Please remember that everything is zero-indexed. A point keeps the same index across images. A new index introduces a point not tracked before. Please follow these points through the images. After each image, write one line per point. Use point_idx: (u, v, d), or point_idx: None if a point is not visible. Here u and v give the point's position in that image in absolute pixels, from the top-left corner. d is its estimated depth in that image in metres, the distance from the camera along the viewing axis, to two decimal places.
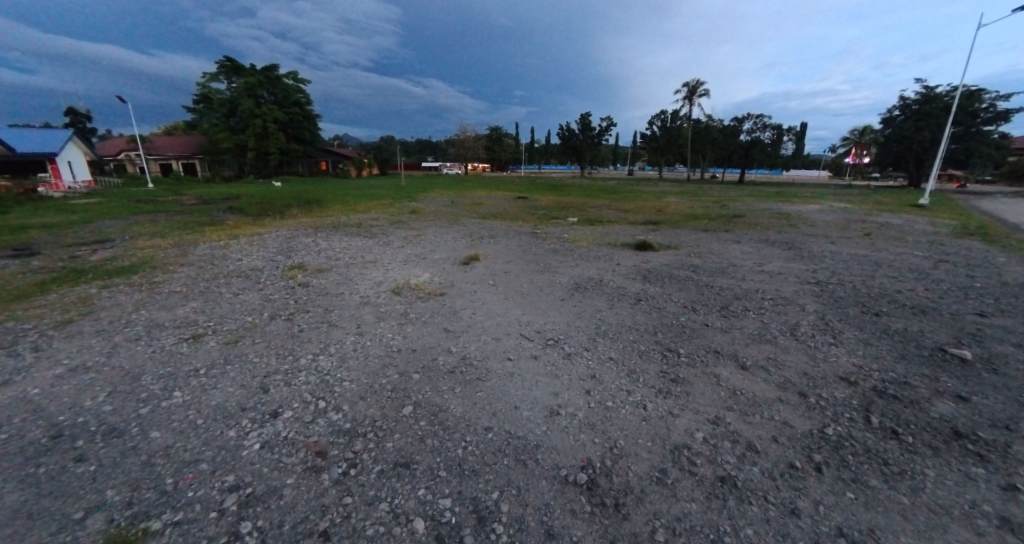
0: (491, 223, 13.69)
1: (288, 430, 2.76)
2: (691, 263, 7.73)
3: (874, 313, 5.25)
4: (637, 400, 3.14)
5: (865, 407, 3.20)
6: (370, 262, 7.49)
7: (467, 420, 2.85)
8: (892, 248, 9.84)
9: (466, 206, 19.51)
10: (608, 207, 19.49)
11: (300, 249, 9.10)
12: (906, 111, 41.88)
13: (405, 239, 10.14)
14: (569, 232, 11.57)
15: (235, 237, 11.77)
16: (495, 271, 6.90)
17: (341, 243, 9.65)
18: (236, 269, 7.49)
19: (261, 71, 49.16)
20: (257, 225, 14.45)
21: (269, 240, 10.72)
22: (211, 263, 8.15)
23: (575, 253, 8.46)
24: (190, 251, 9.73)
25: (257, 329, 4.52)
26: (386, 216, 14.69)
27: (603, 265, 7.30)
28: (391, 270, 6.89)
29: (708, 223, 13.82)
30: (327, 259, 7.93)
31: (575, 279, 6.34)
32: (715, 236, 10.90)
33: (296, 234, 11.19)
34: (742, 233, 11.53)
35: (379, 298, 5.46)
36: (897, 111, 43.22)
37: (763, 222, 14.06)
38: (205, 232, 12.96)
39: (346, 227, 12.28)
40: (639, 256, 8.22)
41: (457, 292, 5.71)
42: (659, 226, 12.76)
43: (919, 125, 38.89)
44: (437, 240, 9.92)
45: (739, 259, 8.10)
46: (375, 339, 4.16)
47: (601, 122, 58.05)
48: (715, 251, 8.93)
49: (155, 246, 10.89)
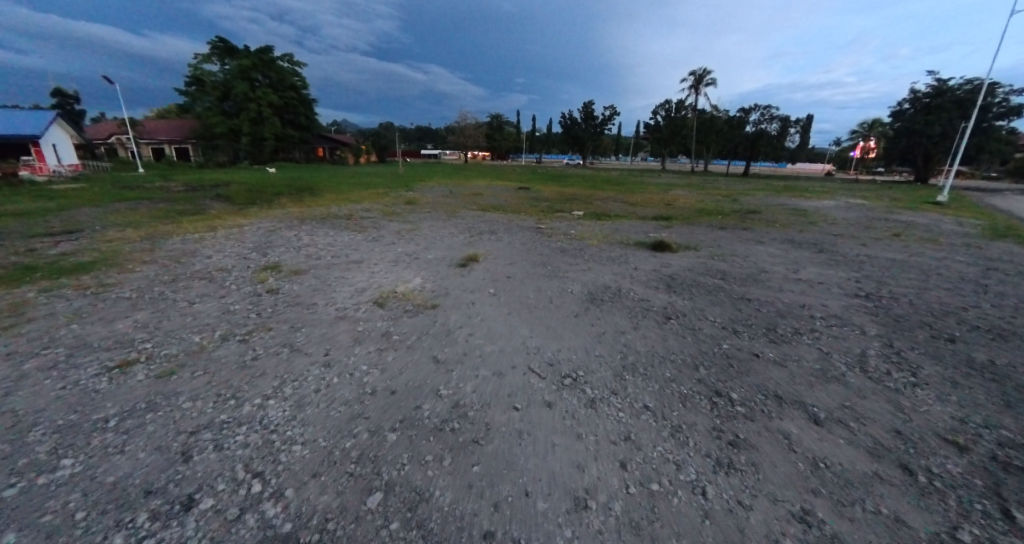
0: (491, 215, 12.79)
1: (199, 535, 1.91)
2: (716, 267, 6.86)
3: (949, 338, 4.37)
4: (691, 481, 2.30)
5: (997, 490, 2.36)
6: (355, 264, 6.57)
7: (458, 517, 2.01)
8: (928, 252, 9.00)
9: (466, 196, 18.54)
10: (614, 200, 18.59)
11: (279, 245, 8.20)
12: (916, 105, 40.77)
13: (398, 234, 9.25)
14: (577, 229, 10.59)
15: (214, 228, 10.87)
16: (496, 275, 6.02)
17: (326, 239, 8.69)
18: (203, 270, 6.59)
19: (255, 54, 47.58)
20: (241, 214, 13.52)
21: (249, 232, 9.82)
22: (177, 261, 7.27)
23: (585, 254, 7.59)
24: (160, 246, 8.80)
25: (203, 356, 3.66)
26: (379, 207, 13.79)
27: (619, 269, 6.41)
28: (377, 273, 6.01)
29: (723, 219, 12.89)
30: (306, 258, 7.02)
31: (588, 288, 5.46)
32: (734, 235, 10.03)
33: (280, 227, 10.25)
34: (763, 231, 10.65)
35: (358, 312, 4.55)
36: (907, 105, 42.07)
37: (782, 220, 13.08)
38: (183, 224, 11.97)
39: (334, 220, 11.29)
40: (657, 258, 7.34)
41: (451, 304, 4.79)
42: (672, 223, 11.83)
43: (930, 119, 37.80)
44: (432, 236, 9.05)
45: (769, 263, 7.23)
46: (344, 374, 3.29)
47: (604, 112, 56.82)
48: (740, 254, 8.01)
49: (124, 239, 9.94)
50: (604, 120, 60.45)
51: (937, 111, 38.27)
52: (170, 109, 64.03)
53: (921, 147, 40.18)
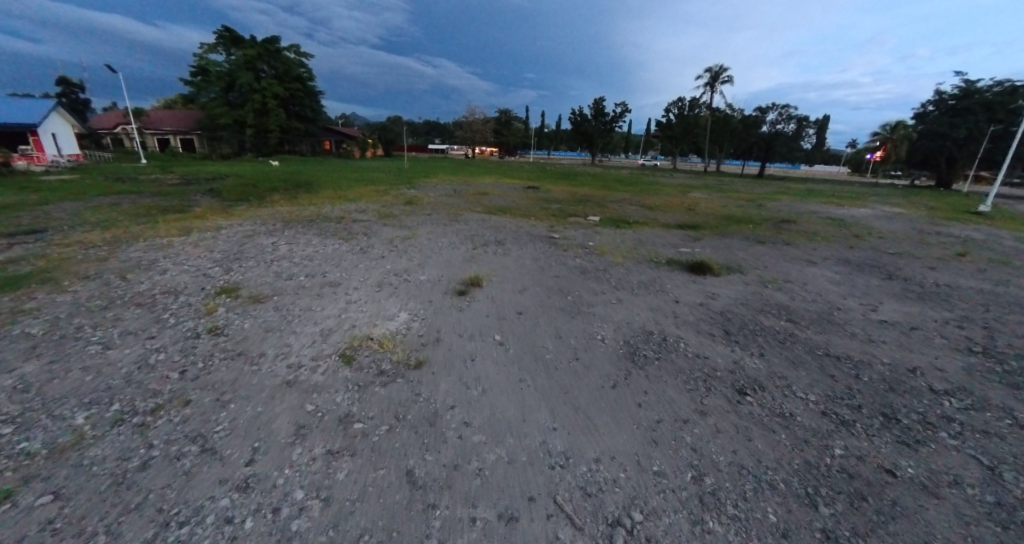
0: (498, 220, 11.60)
1: None
2: (774, 300, 5.59)
3: None
4: None
5: None
6: (329, 287, 5.35)
7: None
8: (1010, 278, 7.67)
9: (471, 196, 17.37)
10: (629, 203, 17.32)
11: (251, 256, 7.04)
12: (941, 107, 39.06)
13: (391, 243, 8.08)
14: (595, 240, 9.29)
15: (188, 230, 9.73)
16: (503, 309, 4.79)
17: (306, 248, 7.50)
18: (147, 292, 5.40)
19: (261, 44, 46.50)
20: (226, 214, 12.41)
21: (224, 237, 8.67)
22: (124, 276, 6.11)
23: (611, 276, 6.32)
24: (119, 253, 7.68)
25: (69, 458, 2.47)
26: (376, 208, 12.66)
27: (656, 302, 5.16)
28: (355, 303, 4.81)
29: (755, 230, 11.60)
30: (275, 277, 5.85)
31: (623, 333, 4.22)
32: (776, 251, 8.76)
33: (260, 232, 9.08)
34: (807, 247, 9.36)
35: (314, 374, 3.32)
36: (932, 106, 40.19)
37: (823, 233, 11.66)
38: (159, 224, 10.85)
39: (323, 223, 10.10)
40: (698, 284, 6.08)
41: (443, 361, 3.56)
42: (700, 234, 10.58)
43: (957, 122, 35.96)
44: (430, 246, 7.87)
45: (835, 295, 5.95)
46: (264, 513, 2.08)
47: (615, 108, 55.20)
48: (793, 279, 6.73)
49: (84, 242, 8.81)
50: (616, 117, 58.85)
51: (964, 114, 36.38)
52: (176, 99, 63.27)
53: (945, 151, 38.47)
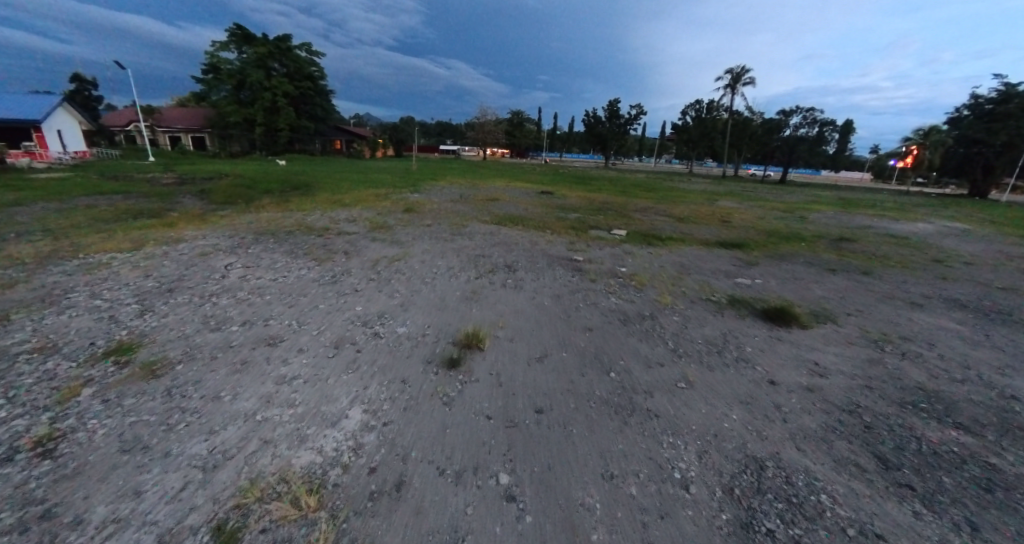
0: (508, 233, 9.98)
1: None
2: (911, 379, 3.82)
3: None
4: None
5: None
6: (263, 351, 3.71)
7: None
8: None
9: (479, 202, 15.82)
10: (654, 212, 15.59)
11: (191, 285, 5.46)
12: (978, 111, 36.55)
13: (376, 267, 6.49)
14: (628, 264, 7.54)
15: (144, 243, 8.24)
16: (515, 399, 3.09)
17: (266, 275, 5.92)
18: (11, 349, 3.81)
19: (273, 41, 45.67)
20: (201, 220, 10.98)
21: (176, 254, 7.15)
22: (8, 316, 4.55)
23: (663, 326, 4.60)
24: (38, 274, 6.17)
25: None
26: (369, 216, 11.13)
27: (744, 388, 3.43)
28: (292, 385, 3.17)
29: (813, 251, 9.81)
30: (204, 325, 4.26)
31: (715, 471, 2.49)
32: (859, 284, 6.96)
33: (222, 247, 7.53)
34: (891, 278, 7.56)
35: None
36: (967, 111, 37.22)
37: (897, 257, 9.74)
38: (117, 233, 9.39)
39: (302, 235, 8.53)
40: (788, 346, 4.34)
41: None
42: (750, 256, 8.84)
43: (994, 127, 33.20)
44: (422, 271, 6.26)
45: (991, 368, 4.16)
46: None
47: (631, 110, 53.28)
48: (909, 333, 4.94)
49: (14, 256, 7.35)
50: (631, 119, 56.93)
51: (1004, 119, 33.68)
52: (188, 97, 63.17)
53: (982, 158, 35.97)
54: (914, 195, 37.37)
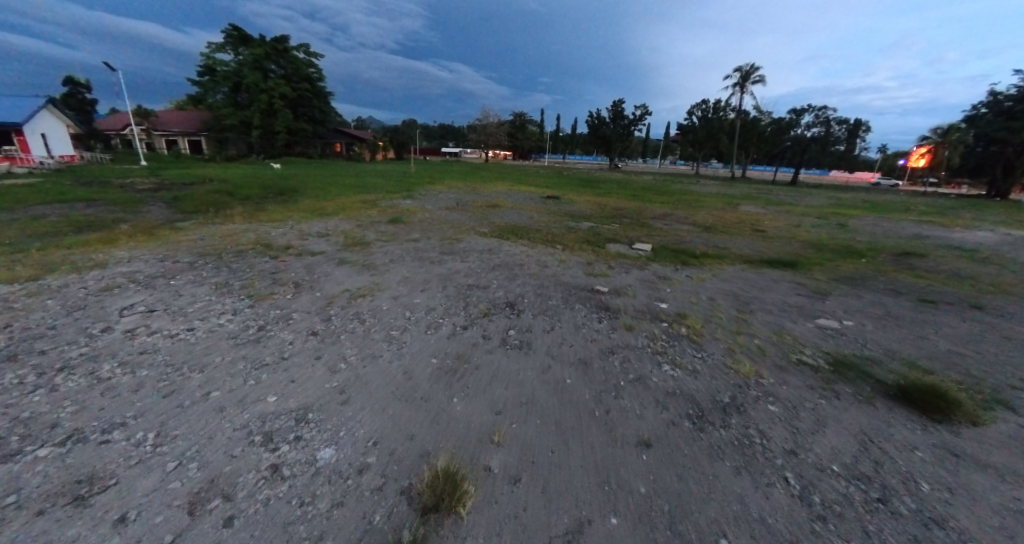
0: (509, 248, 8.30)
1: None
2: None
3: None
4: None
5: None
6: (45, 527, 1.96)
7: None
8: None
9: (478, 209, 14.19)
10: (675, 220, 13.92)
11: (51, 347, 3.77)
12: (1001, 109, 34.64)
13: (328, 308, 4.76)
14: (666, 296, 5.77)
15: (56, 267, 6.61)
16: None
17: (170, 326, 4.20)
18: None
19: (270, 43, 44.03)
20: (150, 234, 9.39)
21: (78, 287, 5.49)
22: None
23: (760, 434, 2.81)
24: None
25: None
26: (347, 228, 9.51)
27: None
28: None
29: (881, 271, 8.04)
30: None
31: None
32: (981, 326, 5.15)
33: (141, 276, 5.82)
34: (1011, 313, 5.75)
35: None
36: (983, 108, 35.22)
37: (989, 277, 7.90)
38: (37, 252, 7.75)
39: (253, 256, 6.84)
40: (987, 476, 2.53)
41: None
42: (810, 280, 7.10)
43: (1015, 124, 31.22)
44: (390, 315, 4.54)
45: None
46: None
47: (635, 111, 51.95)
48: None
49: None
50: (636, 119, 55.42)
51: None
52: (185, 100, 61.99)
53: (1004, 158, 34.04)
54: (932, 197, 35.36)
